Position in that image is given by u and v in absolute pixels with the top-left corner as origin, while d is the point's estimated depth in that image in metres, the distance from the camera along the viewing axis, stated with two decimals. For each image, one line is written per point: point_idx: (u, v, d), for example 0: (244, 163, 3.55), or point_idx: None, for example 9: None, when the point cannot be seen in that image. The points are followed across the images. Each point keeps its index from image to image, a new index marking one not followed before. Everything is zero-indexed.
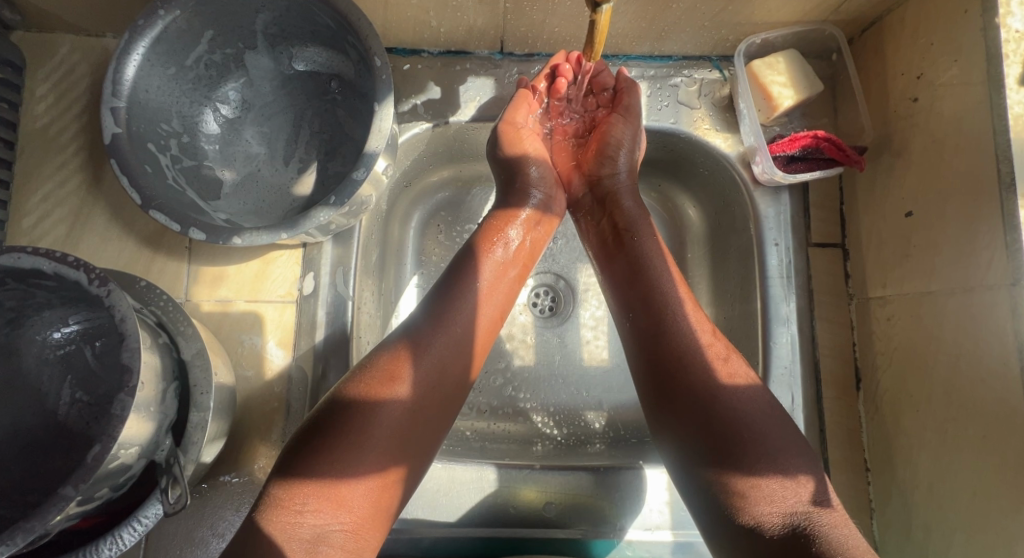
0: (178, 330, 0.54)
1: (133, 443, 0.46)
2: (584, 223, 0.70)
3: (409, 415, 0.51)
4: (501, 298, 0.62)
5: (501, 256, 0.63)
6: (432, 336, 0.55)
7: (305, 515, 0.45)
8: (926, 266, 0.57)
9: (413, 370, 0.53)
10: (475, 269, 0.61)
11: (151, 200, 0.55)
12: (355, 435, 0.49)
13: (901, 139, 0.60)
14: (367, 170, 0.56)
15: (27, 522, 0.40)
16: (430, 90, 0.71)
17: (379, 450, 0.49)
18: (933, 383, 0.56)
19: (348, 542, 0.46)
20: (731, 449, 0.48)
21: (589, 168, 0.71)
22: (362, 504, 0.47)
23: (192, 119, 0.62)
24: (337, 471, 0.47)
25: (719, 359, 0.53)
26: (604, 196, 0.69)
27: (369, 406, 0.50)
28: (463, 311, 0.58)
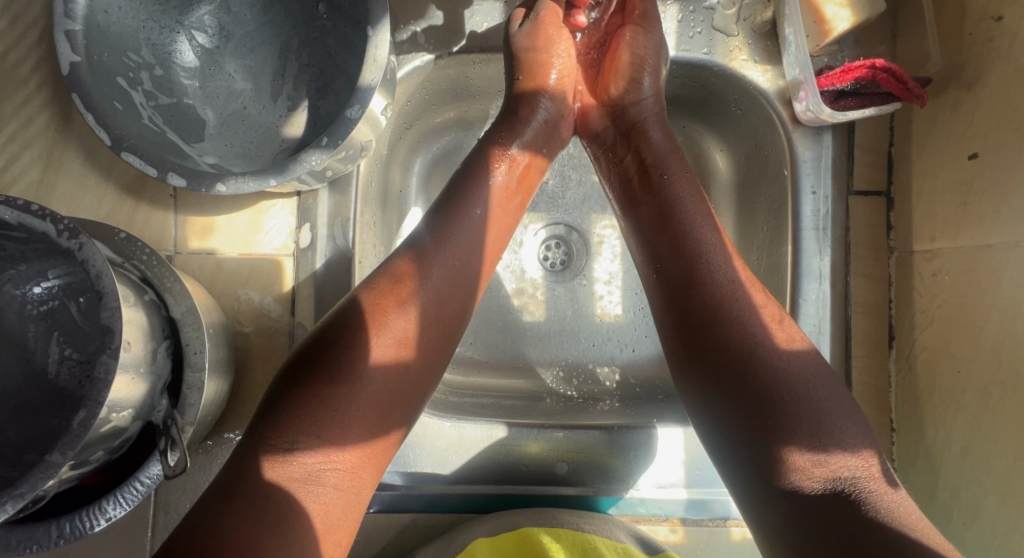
0: (165, 286, 0.49)
1: (124, 406, 0.42)
2: (605, 159, 0.64)
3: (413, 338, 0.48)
4: (502, 228, 0.57)
5: (504, 179, 0.58)
6: (437, 257, 0.51)
7: (295, 453, 0.41)
8: (988, 215, 0.51)
9: (416, 293, 0.49)
10: (481, 184, 0.56)
11: (122, 141, 0.49)
12: (351, 367, 0.44)
13: (976, 68, 0.53)
14: (362, 107, 0.50)
15: (17, 489, 0.37)
16: (432, 15, 0.63)
17: (374, 388, 0.45)
18: (979, 343, 0.52)
19: (342, 480, 0.42)
20: (767, 414, 0.43)
21: (611, 96, 0.64)
22: (360, 444, 0.43)
23: (165, 49, 0.56)
24: (328, 409, 0.42)
25: (776, 322, 0.48)
26: (629, 126, 0.62)
27: (372, 329, 0.46)
28: (462, 235, 0.53)
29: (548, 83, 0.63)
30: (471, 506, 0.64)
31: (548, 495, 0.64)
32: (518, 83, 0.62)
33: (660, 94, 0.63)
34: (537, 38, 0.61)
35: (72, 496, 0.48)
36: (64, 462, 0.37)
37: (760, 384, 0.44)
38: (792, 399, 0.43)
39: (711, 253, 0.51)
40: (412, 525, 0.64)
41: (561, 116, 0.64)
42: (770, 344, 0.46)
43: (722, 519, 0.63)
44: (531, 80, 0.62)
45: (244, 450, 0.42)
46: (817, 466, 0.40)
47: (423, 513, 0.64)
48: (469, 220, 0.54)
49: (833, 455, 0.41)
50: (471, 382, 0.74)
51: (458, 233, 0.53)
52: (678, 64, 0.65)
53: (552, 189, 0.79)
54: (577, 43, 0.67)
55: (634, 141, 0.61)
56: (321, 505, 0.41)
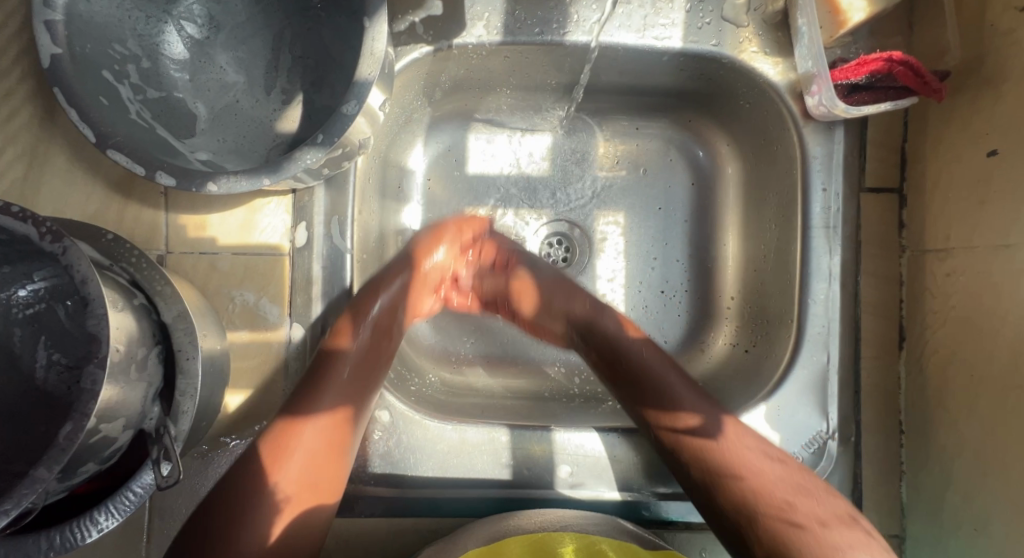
0: (155, 289, 0.46)
1: (114, 416, 0.41)
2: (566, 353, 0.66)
3: (365, 354, 0.57)
4: (416, 298, 0.65)
5: (440, 260, 0.66)
6: (364, 314, 0.58)
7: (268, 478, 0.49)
8: (1007, 215, 0.49)
9: (358, 329, 0.57)
10: (409, 262, 0.64)
11: (108, 138, 0.48)
12: (289, 416, 0.52)
13: (998, 61, 0.51)
14: (359, 103, 0.47)
15: (1, 505, 0.35)
16: (430, 4, 0.61)
17: (315, 438, 0.51)
18: (996, 347, 0.50)
19: (301, 497, 0.50)
20: (773, 528, 0.47)
21: (526, 309, 0.66)
22: (307, 466, 0.50)
23: (152, 39, 0.53)
24: (277, 457, 0.50)
25: (664, 405, 0.56)
26: (586, 325, 0.63)
27: (330, 354, 0.56)
28: (380, 302, 0.60)
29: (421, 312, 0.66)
30: (470, 509, 0.62)
31: (550, 498, 0.62)
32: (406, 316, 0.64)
33: (592, 303, 0.64)
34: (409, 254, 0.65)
35: (64, 505, 0.46)
36: (51, 477, 0.35)
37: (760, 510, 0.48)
38: (801, 522, 0.47)
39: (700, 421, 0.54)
40: (413, 529, 0.62)
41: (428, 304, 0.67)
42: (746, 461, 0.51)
43: None
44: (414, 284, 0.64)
45: (203, 508, 0.47)
46: (810, 537, 0.46)
47: (424, 517, 0.62)
48: (385, 295, 0.60)
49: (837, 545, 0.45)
50: (471, 382, 0.72)
51: (392, 283, 0.61)
52: (685, 56, 0.63)
53: (554, 184, 0.77)
54: (468, 277, 0.69)
55: (594, 337, 0.62)
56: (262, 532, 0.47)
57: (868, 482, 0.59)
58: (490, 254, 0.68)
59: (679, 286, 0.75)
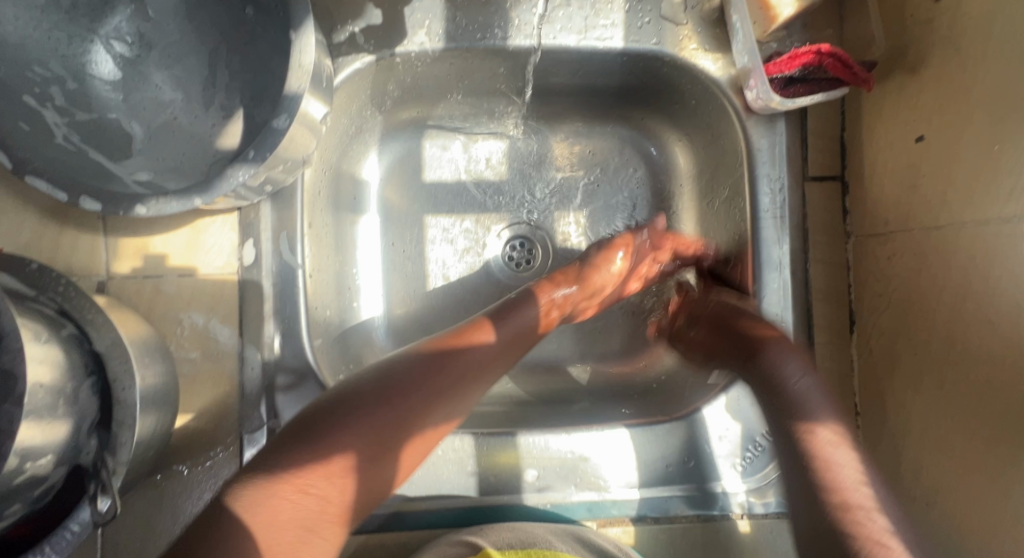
0: (85, 319, 0.44)
1: (42, 453, 0.39)
2: (394, 419, 0.46)
3: (424, 409, 0.47)
4: (412, 403, 0.47)
5: (412, 401, 0.47)
6: (464, 352, 0.51)
7: (279, 492, 0.41)
8: (938, 196, 0.51)
9: (450, 363, 0.50)
10: (416, 373, 0.48)
11: (25, 163, 0.47)
12: (359, 415, 0.45)
13: (919, 49, 0.53)
14: (290, 117, 0.47)
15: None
16: (370, 14, 0.60)
17: (361, 451, 0.44)
18: (936, 325, 0.51)
19: (305, 518, 0.41)
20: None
21: (424, 392, 0.47)
22: (320, 500, 0.42)
23: (77, 60, 0.51)
24: (332, 440, 0.43)
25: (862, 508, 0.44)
26: (421, 381, 0.48)
27: (395, 393, 0.46)
28: (474, 361, 0.51)
29: (315, 440, 0.43)
30: (440, 522, 0.61)
31: (517, 503, 0.61)
32: (299, 457, 0.42)
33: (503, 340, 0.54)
34: (288, 454, 0.43)
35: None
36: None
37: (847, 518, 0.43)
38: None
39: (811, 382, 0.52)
40: (382, 546, 0.61)
41: (337, 460, 0.43)
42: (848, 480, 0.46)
43: (698, 515, 0.62)
44: (309, 438, 0.43)
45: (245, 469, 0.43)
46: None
47: (392, 533, 0.61)
48: (468, 361, 0.51)
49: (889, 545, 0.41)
50: None
51: (490, 353, 0.53)
52: (628, 56, 0.63)
53: (513, 188, 0.77)
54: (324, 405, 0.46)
55: (467, 370, 0.50)
56: (245, 531, 0.39)
57: None
58: (393, 382, 0.47)
59: (639, 281, 0.76)
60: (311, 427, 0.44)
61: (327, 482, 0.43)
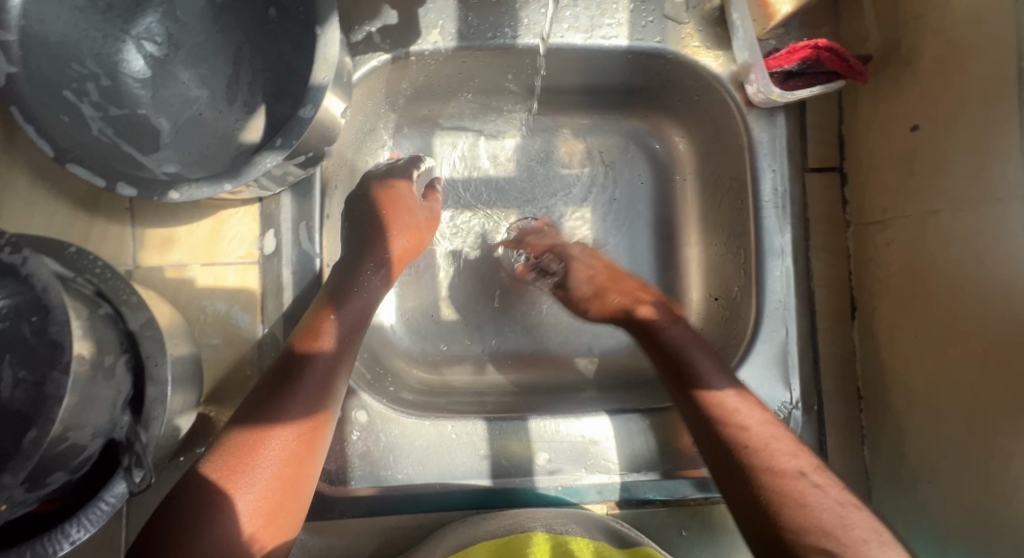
0: (121, 300, 0.46)
1: (81, 424, 0.41)
2: (308, 382, 0.49)
3: (332, 367, 0.51)
4: (319, 366, 0.50)
5: (319, 363, 0.50)
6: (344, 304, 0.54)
7: (236, 478, 0.44)
8: (933, 181, 0.53)
9: (337, 323, 0.53)
10: (310, 341, 0.51)
11: (67, 153, 0.48)
12: (280, 390, 0.48)
13: (911, 43, 0.55)
14: (315, 107, 0.49)
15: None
16: (386, 15, 0.63)
17: (295, 416, 0.48)
18: (935, 306, 0.53)
19: (272, 490, 0.46)
20: None
21: (326, 352, 0.51)
22: (278, 469, 0.46)
23: (111, 58, 0.54)
24: (265, 422, 0.47)
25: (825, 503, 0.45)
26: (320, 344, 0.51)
27: (301, 361, 0.50)
28: (359, 308, 0.55)
29: (251, 427, 0.47)
30: (455, 505, 0.63)
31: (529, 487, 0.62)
32: (240, 442, 0.46)
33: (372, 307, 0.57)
34: (232, 444, 0.46)
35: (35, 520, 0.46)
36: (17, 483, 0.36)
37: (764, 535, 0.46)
38: None
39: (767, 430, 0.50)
40: (398, 529, 0.62)
41: (277, 431, 0.47)
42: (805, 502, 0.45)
43: (705, 498, 0.63)
44: (243, 427, 0.47)
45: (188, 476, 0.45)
46: None
47: (410, 515, 0.62)
48: (354, 310, 0.55)
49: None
50: (450, 380, 0.73)
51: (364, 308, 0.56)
52: (631, 53, 0.66)
53: (522, 184, 0.79)
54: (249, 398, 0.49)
55: (355, 329, 0.54)
56: (225, 517, 0.43)
57: (833, 448, 0.62)
58: (294, 355, 0.51)
59: (645, 274, 0.77)
60: (241, 418, 0.48)
61: (277, 452, 0.46)
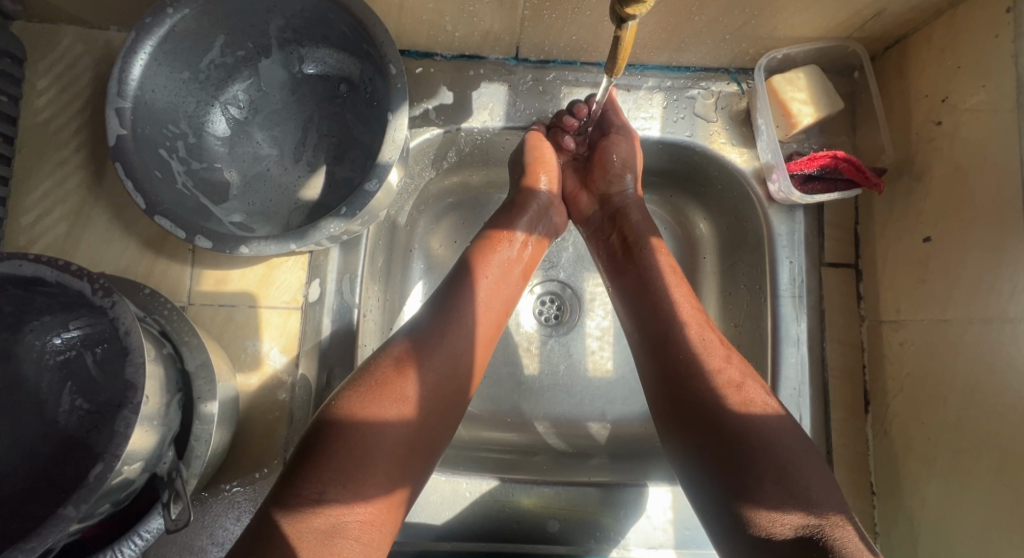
0: (182, 340, 0.51)
1: (136, 458, 0.41)
2: (393, 427, 0.49)
3: (415, 421, 0.51)
4: (400, 412, 0.50)
5: (403, 412, 0.50)
6: (432, 352, 0.54)
7: (318, 516, 0.44)
8: (946, 291, 0.56)
9: (418, 377, 0.52)
10: (397, 388, 0.50)
11: (156, 206, 0.53)
12: (365, 427, 0.48)
13: (923, 161, 0.59)
14: (380, 181, 0.54)
15: (27, 543, 0.36)
16: (442, 94, 0.70)
17: (379, 462, 0.47)
18: (945, 411, 0.55)
19: (359, 538, 0.45)
20: (744, 470, 0.46)
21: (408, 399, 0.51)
22: (359, 515, 0.45)
23: (199, 119, 0.61)
24: (350, 466, 0.46)
25: (730, 386, 0.51)
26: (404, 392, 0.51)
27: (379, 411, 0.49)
28: (448, 356, 0.55)
29: (335, 468, 0.46)
30: None
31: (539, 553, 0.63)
32: (322, 485, 0.45)
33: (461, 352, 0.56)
34: (314, 484, 0.45)
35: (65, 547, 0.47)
36: (77, 516, 0.37)
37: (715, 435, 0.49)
38: (786, 505, 0.44)
39: (676, 312, 0.57)
40: None
41: (356, 476, 0.46)
42: (757, 419, 0.49)
43: None
44: (325, 469, 0.46)
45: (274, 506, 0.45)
46: (782, 514, 0.44)
47: None
48: (443, 357, 0.54)
49: (800, 503, 0.44)
50: (465, 434, 0.76)
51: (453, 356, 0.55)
52: (663, 144, 0.71)
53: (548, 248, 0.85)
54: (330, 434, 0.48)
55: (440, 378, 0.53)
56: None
57: None
58: (380, 399, 0.50)
59: None
60: (323, 457, 0.46)
61: (358, 497, 0.46)
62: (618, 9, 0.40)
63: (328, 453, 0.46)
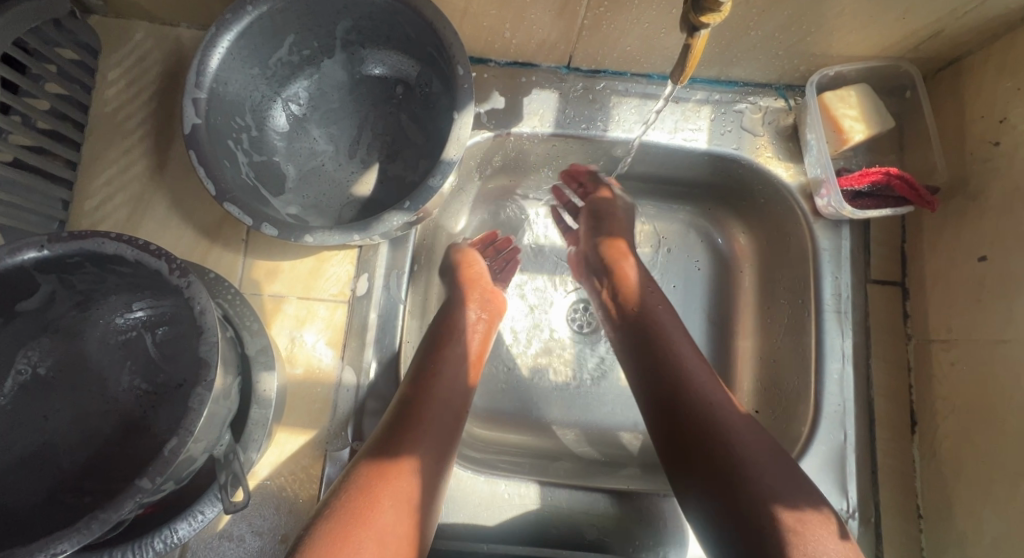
0: (244, 325, 0.51)
1: (201, 436, 0.42)
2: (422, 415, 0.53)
3: (443, 410, 0.55)
4: (426, 402, 0.55)
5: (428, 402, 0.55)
6: (446, 358, 0.60)
7: (362, 492, 0.47)
8: (1002, 310, 0.55)
9: (437, 377, 0.57)
10: (422, 388, 0.56)
11: (226, 193, 0.54)
12: (394, 420, 0.53)
13: (980, 182, 0.59)
14: (445, 178, 0.55)
15: (103, 512, 0.37)
16: (494, 100, 0.71)
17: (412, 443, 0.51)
18: (1001, 433, 0.54)
19: (401, 509, 0.47)
20: (743, 489, 0.47)
21: (430, 393, 0.56)
22: (399, 492, 0.47)
23: (262, 113, 0.63)
24: (386, 453, 0.50)
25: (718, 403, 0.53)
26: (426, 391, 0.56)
27: (402, 408, 0.54)
28: (460, 365, 0.60)
29: (372, 457, 0.49)
30: None
31: None
32: (363, 472, 0.48)
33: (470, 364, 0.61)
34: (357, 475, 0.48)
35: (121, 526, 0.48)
36: (151, 488, 0.38)
37: (709, 452, 0.49)
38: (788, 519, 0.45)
39: (679, 350, 0.57)
40: None
41: (393, 456, 0.49)
42: (744, 438, 0.50)
43: None
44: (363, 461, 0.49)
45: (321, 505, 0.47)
46: (792, 530, 0.44)
47: None
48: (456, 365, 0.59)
49: (802, 518, 0.45)
50: (499, 437, 0.76)
51: (465, 365, 0.61)
52: (709, 156, 0.72)
53: None
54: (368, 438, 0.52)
55: (459, 381, 0.58)
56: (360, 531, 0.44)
57: None
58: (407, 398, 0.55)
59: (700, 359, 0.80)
60: (363, 454, 0.50)
61: (396, 473, 0.48)
62: (692, 16, 0.41)
63: (365, 452, 0.50)
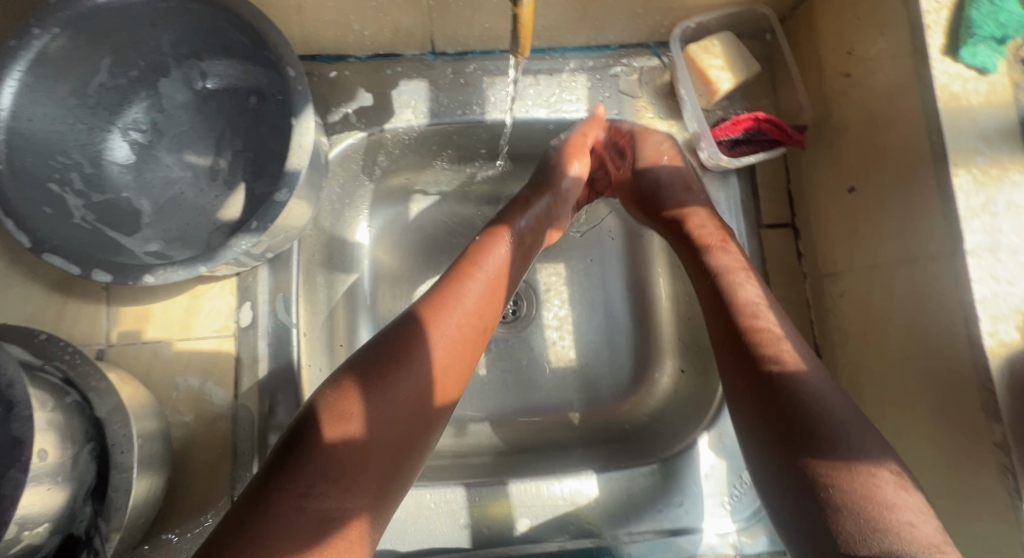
0: (90, 385, 0.46)
1: (38, 522, 0.39)
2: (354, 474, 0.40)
3: (381, 464, 0.42)
4: (360, 454, 0.41)
5: (364, 453, 0.41)
6: (406, 370, 0.45)
7: None
8: (874, 237, 0.56)
9: (387, 405, 0.43)
10: (365, 421, 0.42)
11: (44, 242, 0.48)
12: (322, 469, 0.40)
13: (840, 114, 0.60)
14: (291, 191, 0.51)
15: None
16: (361, 97, 0.67)
17: (341, 521, 0.39)
18: (887, 356, 0.55)
19: None
20: (807, 440, 0.44)
21: (374, 437, 0.42)
22: None
23: (95, 148, 0.57)
24: (300, 529, 0.37)
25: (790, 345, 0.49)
26: (372, 430, 0.42)
27: (335, 452, 0.40)
28: (417, 378, 0.45)
29: (277, 534, 0.37)
30: None
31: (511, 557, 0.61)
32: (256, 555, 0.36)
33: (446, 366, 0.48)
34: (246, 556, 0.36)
35: None
36: None
37: (774, 396, 0.46)
38: (834, 473, 0.42)
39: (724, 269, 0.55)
40: None
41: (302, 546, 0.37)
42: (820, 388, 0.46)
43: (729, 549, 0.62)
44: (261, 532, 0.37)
45: None
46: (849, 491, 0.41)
47: None
48: (408, 383, 0.45)
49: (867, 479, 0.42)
50: None
51: (430, 374, 0.46)
52: None
53: None
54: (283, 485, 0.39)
55: (409, 414, 0.44)
56: None
57: None
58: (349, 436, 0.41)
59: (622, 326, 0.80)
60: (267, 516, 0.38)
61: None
62: None
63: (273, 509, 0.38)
